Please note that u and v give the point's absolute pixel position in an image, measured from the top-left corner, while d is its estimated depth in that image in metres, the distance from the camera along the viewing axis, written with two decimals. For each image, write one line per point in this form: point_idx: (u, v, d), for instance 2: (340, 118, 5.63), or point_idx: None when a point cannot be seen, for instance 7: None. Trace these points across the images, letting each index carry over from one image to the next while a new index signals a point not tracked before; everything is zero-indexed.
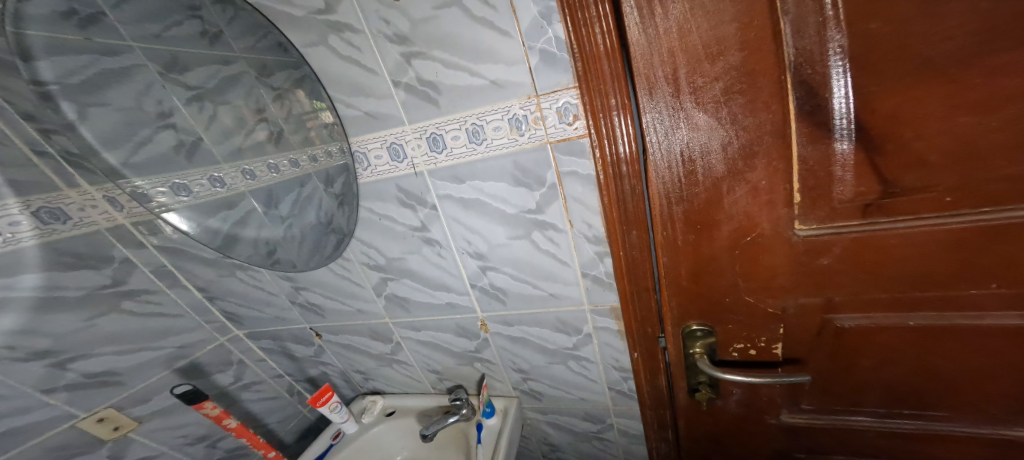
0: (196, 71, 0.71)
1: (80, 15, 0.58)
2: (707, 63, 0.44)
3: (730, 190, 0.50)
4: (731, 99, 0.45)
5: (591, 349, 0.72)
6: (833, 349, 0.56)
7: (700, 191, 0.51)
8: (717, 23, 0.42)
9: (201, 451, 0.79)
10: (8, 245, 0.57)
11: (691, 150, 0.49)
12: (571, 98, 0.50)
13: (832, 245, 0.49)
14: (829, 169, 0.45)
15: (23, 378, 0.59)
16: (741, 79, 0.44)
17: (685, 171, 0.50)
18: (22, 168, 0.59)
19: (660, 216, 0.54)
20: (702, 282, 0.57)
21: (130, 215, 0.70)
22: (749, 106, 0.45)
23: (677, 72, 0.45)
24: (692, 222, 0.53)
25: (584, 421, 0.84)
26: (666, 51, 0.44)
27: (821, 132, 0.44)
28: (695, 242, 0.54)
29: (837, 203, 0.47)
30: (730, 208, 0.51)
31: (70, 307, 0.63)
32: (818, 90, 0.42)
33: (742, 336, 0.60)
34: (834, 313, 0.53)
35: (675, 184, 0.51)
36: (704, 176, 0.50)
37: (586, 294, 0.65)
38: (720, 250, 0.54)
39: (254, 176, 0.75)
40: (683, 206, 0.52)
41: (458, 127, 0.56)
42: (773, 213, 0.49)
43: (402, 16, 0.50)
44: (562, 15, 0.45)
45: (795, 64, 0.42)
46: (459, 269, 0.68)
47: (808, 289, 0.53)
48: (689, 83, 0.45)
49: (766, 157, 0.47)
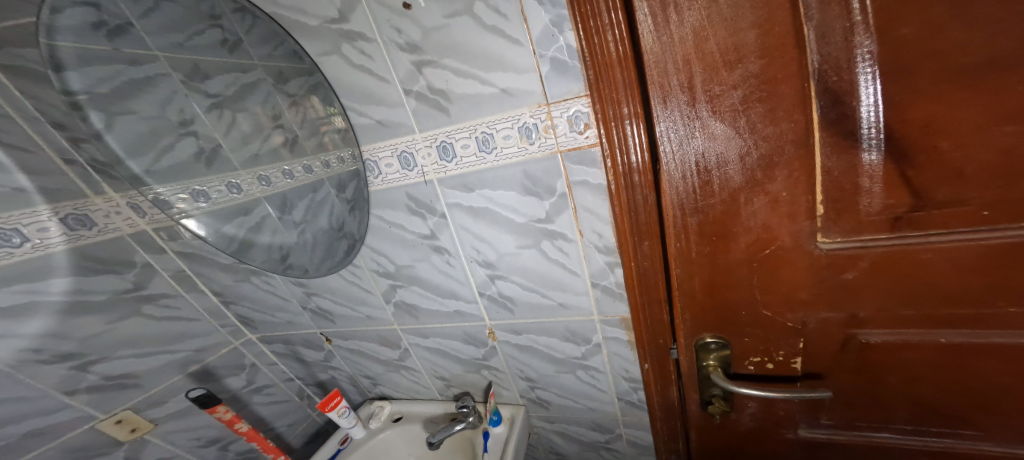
0: (216, 79, 0.73)
1: (109, 25, 0.60)
2: (724, 71, 0.43)
3: (748, 201, 0.48)
4: (750, 108, 0.44)
5: (600, 359, 0.70)
6: (856, 367, 0.54)
7: (717, 201, 0.49)
8: (736, 30, 0.41)
9: (212, 453, 0.81)
10: (38, 250, 0.59)
11: (707, 160, 0.47)
12: (582, 106, 0.49)
13: (858, 259, 0.46)
14: (856, 180, 0.43)
15: (47, 379, 0.61)
16: (762, 87, 0.42)
17: (700, 181, 0.48)
18: (51, 176, 0.61)
19: (675, 227, 0.52)
20: (716, 295, 0.55)
21: (152, 221, 0.72)
22: (769, 115, 0.43)
23: (692, 79, 0.44)
24: (707, 234, 0.51)
25: (592, 431, 0.82)
26: (682, 59, 0.43)
27: (847, 142, 0.42)
28: (711, 254, 0.52)
29: (864, 215, 0.44)
30: (748, 219, 0.49)
31: (93, 310, 0.65)
32: (844, 98, 0.40)
33: (759, 350, 0.58)
34: (859, 329, 0.51)
35: (690, 194, 0.50)
36: (721, 186, 0.48)
37: (596, 305, 0.64)
38: (737, 262, 0.52)
39: (270, 182, 0.76)
40: (698, 217, 0.51)
41: (469, 135, 0.55)
42: (794, 225, 0.47)
43: (413, 25, 0.50)
44: (574, 24, 0.45)
45: (819, 71, 0.40)
46: (468, 277, 0.68)
47: (831, 305, 0.50)
48: (706, 90, 0.44)
49: (787, 168, 0.45)
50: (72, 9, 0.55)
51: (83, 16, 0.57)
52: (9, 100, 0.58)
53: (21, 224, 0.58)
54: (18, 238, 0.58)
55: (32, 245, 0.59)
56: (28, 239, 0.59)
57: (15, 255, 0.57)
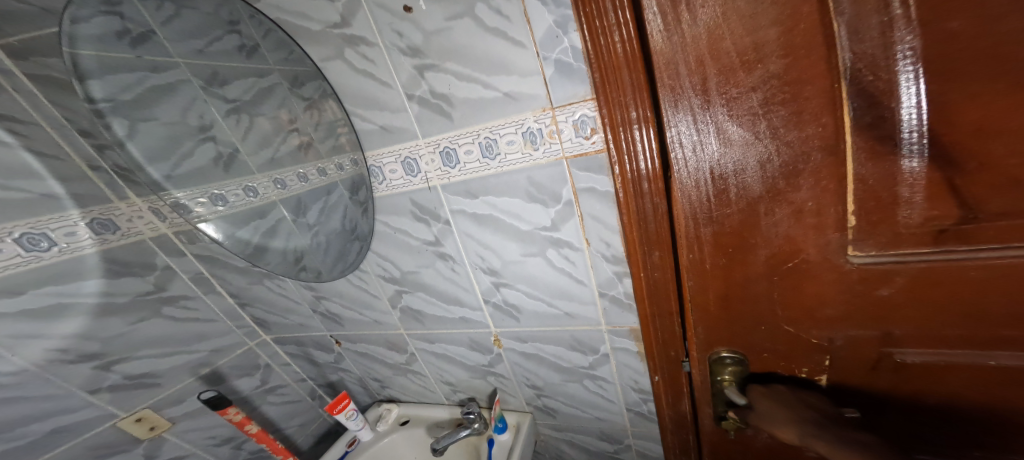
0: (234, 85, 0.74)
1: (132, 33, 0.62)
2: (742, 71, 0.39)
3: (769, 211, 0.45)
4: (772, 111, 0.40)
5: (608, 369, 0.68)
6: (888, 388, 0.50)
7: (733, 211, 0.46)
8: (756, 27, 0.38)
9: (226, 452, 0.83)
10: (69, 254, 0.62)
11: (723, 168, 0.44)
12: (587, 110, 0.47)
13: (895, 275, 0.42)
14: (893, 188, 0.39)
15: (73, 379, 0.63)
16: (784, 89, 0.39)
17: (714, 189, 0.45)
18: (78, 181, 0.63)
19: (688, 237, 0.49)
20: (733, 308, 0.52)
21: (172, 225, 0.73)
22: (793, 118, 0.40)
23: (706, 82, 0.41)
24: (723, 245, 0.48)
25: (600, 441, 0.80)
26: (694, 60, 0.40)
27: (884, 147, 0.38)
28: (726, 265, 0.49)
29: (902, 227, 0.40)
30: (769, 230, 0.45)
31: (116, 312, 0.67)
32: (880, 99, 0.37)
33: (780, 365, 0.54)
34: (895, 348, 0.47)
35: (704, 204, 0.47)
36: (738, 195, 0.45)
37: (603, 315, 0.62)
38: (755, 275, 0.49)
39: (285, 185, 0.77)
40: (712, 227, 0.48)
41: (472, 141, 0.54)
42: (820, 237, 0.44)
43: (415, 28, 0.49)
44: (579, 24, 0.42)
45: (852, 70, 0.37)
46: (472, 284, 0.67)
47: (862, 322, 0.46)
48: (722, 93, 0.41)
49: (814, 176, 0.41)
50: (95, 19, 0.57)
51: (106, 26, 0.59)
52: (39, 108, 0.60)
53: (49, 228, 0.60)
54: (46, 242, 0.60)
55: (59, 249, 0.61)
56: (55, 243, 0.61)
57: (44, 259, 0.60)
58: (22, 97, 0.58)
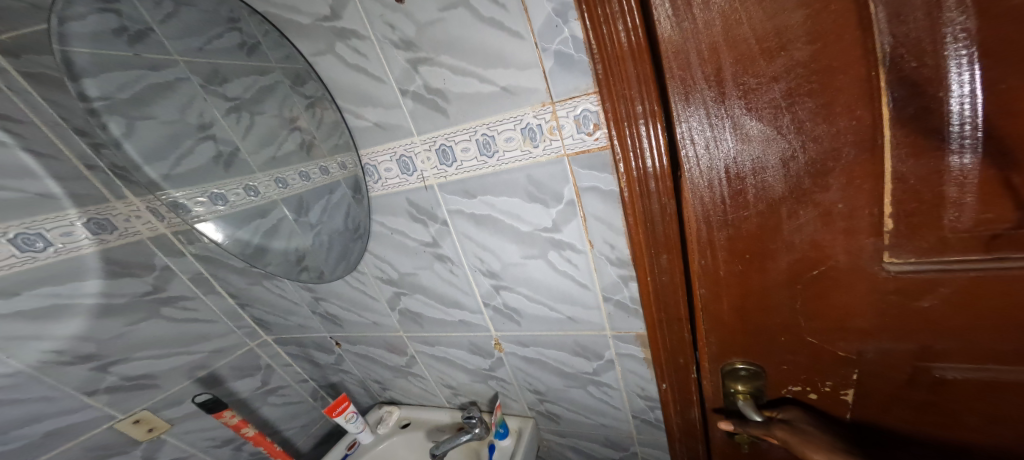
0: (234, 83, 0.72)
1: (130, 31, 0.60)
2: (762, 60, 0.36)
3: (793, 214, 0.41)
4: (796, 103, 0.37)
5: (613, 375, 0.65)
6: (925, 405, 0.46)
7: (750, 213, 0.43)
8: (778, 10, 0.34)
9: (226, 453, 0.83)
10: (67, 253, 0.62)
11: (740, 166, 0.41)
12: (590, 105, 0.44)
13: (939, 285, 0.39)
14: (939, 188, 0.36)
15: (70, 380, 0.62)
16: (812, 78, 0.36)
17: (730, 189, 0.42)
18: (75, 181, 0.63)
19: (699, 241, 0.46)
20: (751, 317, 0.49)
21: (171, 225, 0.73)
22: (820, 111, 0.37)
23: (721, 72, 0.38)
24: (739, 250, 0.45)
25: (605, 448, 0.77)
26: (707, 48, 0.37)
27: (929, 142, 0.35)
28: (743, 271, 0.46)
29: (949, 232, 0.37)
30: (792, 234, 0.42)
31: (115, 313, 0.67)
32: (925, 88, 0.33)
33: (800, 379, 0.51)
34: (934, 363, 0.43)
35: (719, 205, 0.44)
36: (756, 196, 0.42)
37: (608, 320, 0.59)
38: (775, 283, 0.46)
39: (286, 185, 0.76)
40: (727, 231, 0.45)
41: (468, 138, 0.51)
42: (851, 243, 0.40)
43: (407, 20, 0.47)
44: (579, 12, 0.39)
45: (892, 56, 0.33)
46: (471, 286, 0.65)
47: (898, 334, 0.43)
48: (740, 84, 0.38)
49: (845, 175, 0.38)
50: (92, 17, 0.56)
51: (102, 24, 0.57)
52: (33, 107, 0.59)
53: (45, 228, 0.59)
54: (41, 243, 0.59)
55: (55, 249, 0.60)
56: (51, 243, 0.60)
57: (40, 259, 0.59)
58: (16, 96, 0.58)
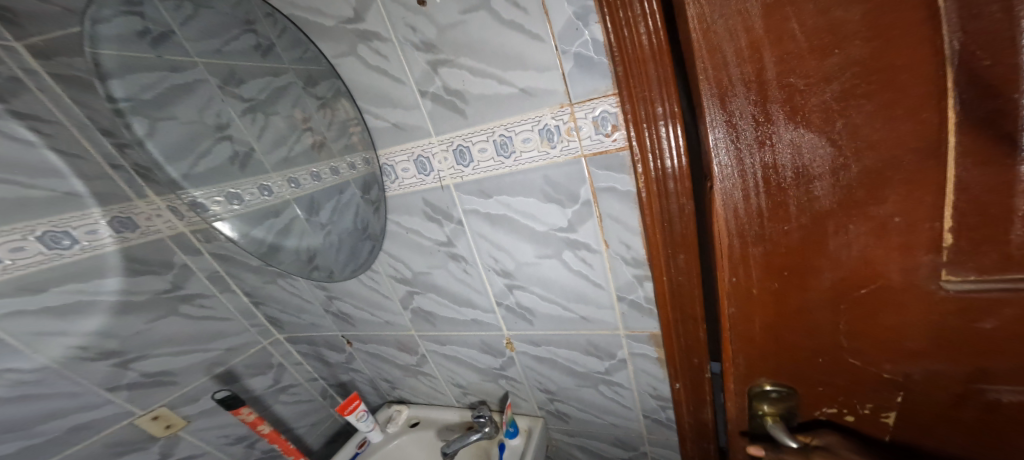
0: (250, 83, 0.72)
1: (152, 34, 0.61)
2: (812, 60, 0.35)
3: (840, 225, 0.39)
4: (850, 106, 0.35)
5: (625, 375, 0.66)
6: (981, 434, 0.42)
7: (792, 223, 0.41)
8: (832, 5, 0.33)
9: (239, 451, 0.83)
10: (91, 251, 0.62)
11: (782, 173, 0.40)
12: (609, 106, 0.45)
13: (1002, 305, 0.35)
14: (1009, 203, 0.32)
15: (92, 376, 0.63)
16: (867, 80, 0.34)
17: (769, 196, 0.41)
18: (99, 180, 0.63)
19: (736, 256, 0.45)
20: (790, 336, 0.47)
21: (189, 223, 0.74)
22: (874, 115, 0.35)
23: (764, 73, 0.37)
24: (778, 265, 0.44)
25: (614, 447, 0.78)
26: (747, 46, 0.36)
27: (998, 149, 0.31)
28: (781, 285, 0.45)
29: (1016, 247, 0.33)
30: (838, 246, 0.40)
31: (135, 310, 0.67)
32: (997, 91, 0.30)
33: (834, 400, 0.49)
34: (993, 387, 0.39)
35: (757, 215, 0.42)
36: (799, 204, 0.40)
37: (621, 319, 0.59)
38: (815, 299, 0.44)
39: (298, 184, 0.75)
40: (764, 242, 0.43)
41: (486, 138, 0.52)
42: (906, 258, 0.38)
43: (428, 22, 0.47)
44: (602, 16, 0.40)
45: (961, 55, 0.30)
46: (485, 286, 0.65)
47: (947, 356, 0.39)
48: (785, 86, 0.37)
49: (900, 185, 0.36)
50: (116, 19, 0.57)
51: (127, 25, 0.58)
52: (60, 106, 0.60)
53: (72, 226, 0.60)
54: (68, 240, 0.60)
55: (82, 247, 0.61)
56: (78, 241, 0.61)
57: (66, 257, 0.60)
58: (45, 95, 0.58)
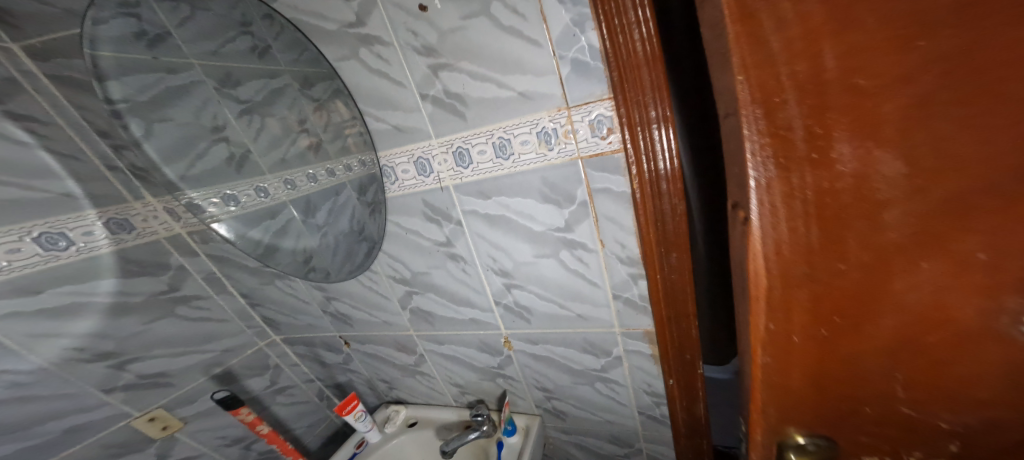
0: (247, 86, 0.75)
1: (149, 35, 0.61)
2: (889, 48, 0.20)
3: (912, 279, 0.22)
4: (936, 105, 0.20)
5: (620, 372, 0.67)
6: None
7: (841, 283, 0.24)
8: None
9: (235, 452, 0.83)
10: (85, 253, 0.62)
11: (834, 204, 0.22)
12: (604, 110, 0.47)
13: None
14: None
15: (88, 378, 0.63)
16: (955, 67, 0.19)
17: (810, 236, 0.23)
18: (96, 181, 0.63)
19: (764, 318, 0.26)
20: (836, 427, 0.27)
21: (186, 225, 0.73)
22: (963, 114, 0.20)
23: (820, 63, 0.21)
24: (822, 313, 0.25)
25: (610, 444, 0.79)
26: (800, 36, 0.21)
27: None
28: (822, 376, 0.26)
29: None
30: (910, 313, 0.23)
31: (131, 311, 0.67)
32: None
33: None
34: None
35: (793, 270, 0.24)
36: (852, 248, 0.23)
37: (616, 317, 0.61)
38: (867, 362, 0.25)
39: (294, 185, 0.77)
40: (803, 315, 0.25)
41: (485, 140, 0.53)
42: (1004, 315, 0.21)
43: (430, 27, 0.49)
44: (597, 22, 0.42)
45: None
46: (483, 285, 0.66)
47: None
48: (840, 73, 0.21)
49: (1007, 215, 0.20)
50: (114, 21, 0.56)
51: (125, 28, 0.58)
52: (57, 108, 0.60)
53: (67, 228, 0.60)
54: (64, 242, 0.60)
55: (77, 248, 0.61)
56: (73, 242, 0.61)
57: (62, 258, 0.60)
58: (41, 97, 0.59)
